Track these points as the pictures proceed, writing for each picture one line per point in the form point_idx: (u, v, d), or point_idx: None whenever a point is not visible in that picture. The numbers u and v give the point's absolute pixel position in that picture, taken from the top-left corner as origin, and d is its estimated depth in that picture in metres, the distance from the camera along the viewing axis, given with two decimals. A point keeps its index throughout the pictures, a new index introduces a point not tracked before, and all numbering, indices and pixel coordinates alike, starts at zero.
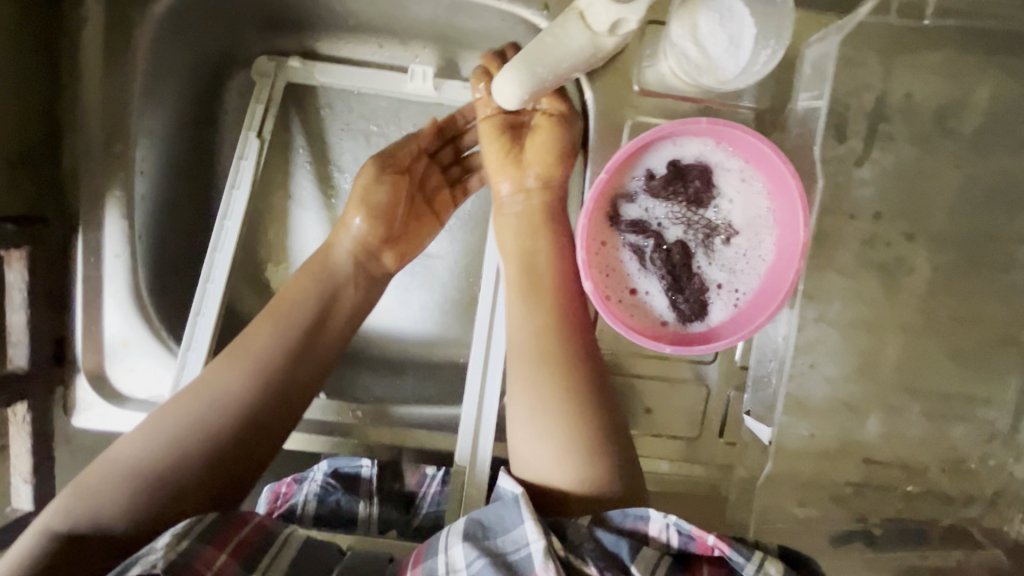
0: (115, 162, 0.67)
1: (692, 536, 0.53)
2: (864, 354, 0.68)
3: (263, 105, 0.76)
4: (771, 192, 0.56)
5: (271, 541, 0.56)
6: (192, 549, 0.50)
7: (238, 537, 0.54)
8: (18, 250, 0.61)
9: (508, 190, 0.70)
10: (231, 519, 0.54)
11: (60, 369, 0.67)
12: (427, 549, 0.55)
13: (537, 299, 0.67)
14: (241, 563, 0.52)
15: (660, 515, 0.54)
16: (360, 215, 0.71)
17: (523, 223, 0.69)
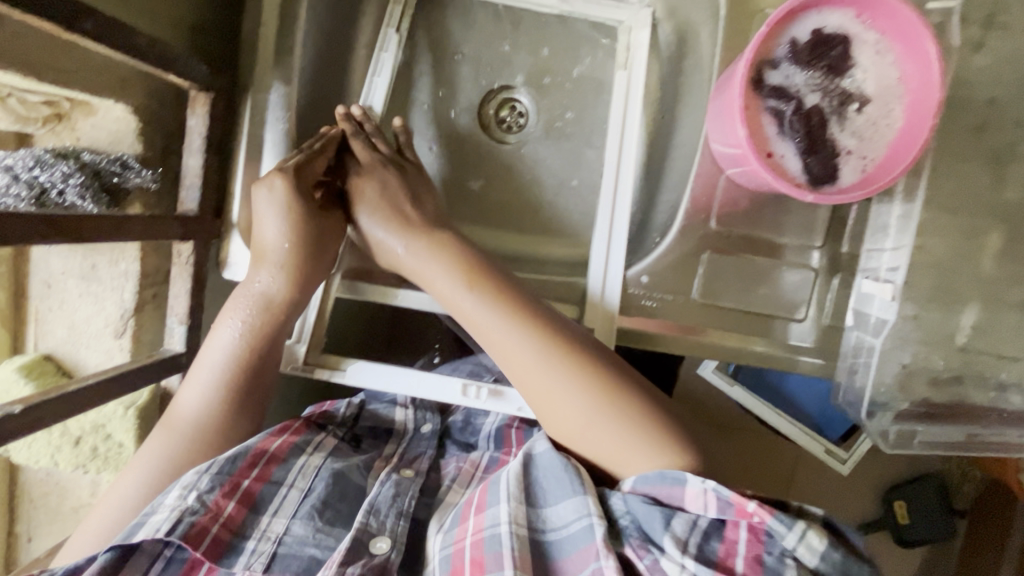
0: (285, 32, 0.72)
1: (730, 502, 0.54)
2: (970, 241, 0.73)
3: (401, 6, 0.82)
4: (903, 61, 0.62)
5: (282, 479, 0.64)
6: (202, 498, 0.59)
7: (247, 481, 0.62)
8: (206, 95, 0.65)
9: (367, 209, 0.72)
10: (244, 458, 0.63)
11: (219, 222, 0.72)
12: (487, 491, 0.62)
13: (515, 317, 0.66)
14: (250, 506, 0.61)
15: (698, 479, 0.56)
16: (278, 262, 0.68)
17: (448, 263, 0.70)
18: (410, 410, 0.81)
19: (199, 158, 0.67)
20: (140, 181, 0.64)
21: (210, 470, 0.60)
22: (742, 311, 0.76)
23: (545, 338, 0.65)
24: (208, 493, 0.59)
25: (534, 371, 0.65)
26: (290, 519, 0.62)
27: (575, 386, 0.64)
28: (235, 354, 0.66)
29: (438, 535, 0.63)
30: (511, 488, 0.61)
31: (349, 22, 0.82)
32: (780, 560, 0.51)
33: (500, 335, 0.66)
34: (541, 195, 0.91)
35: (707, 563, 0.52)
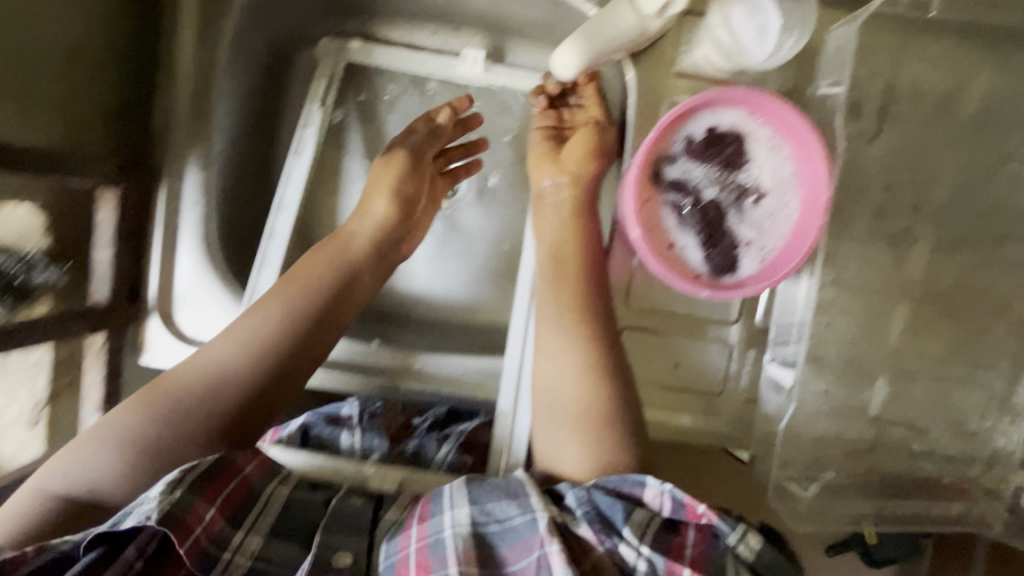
0: (200, 119, 0.73)
1: (683, 504, 0.58)
2: (875, 317, 0.75)
3: (325, 81, 0.83)
4: (797, 158, 0.64)
5: (256, 498, 0.62)
6: (185, 500, 0.56)
7: (225, 493, 0.59)
8: (110, 189, 0.67)
9: (549, 183, 0.78)
10: (219, 474, 0.60)
11: (135, 307, 0.72)
12: (432, 500, 0.62)
13: (562, 284, 0.74)
14: (228, 518, 0.59)
15: (656, 482, 0.60)
16: (383, 201, 0.78)
17: (560, 218, 0.77)
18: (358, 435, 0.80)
19: (110, 251, 0.68)
20: (45, 278, 0.65)
21: (191, 474, 0.58)
22: (660, 383, 0.78)
23: (590, 307, 0.72)
24: (190, 496, 0.57)
25: (576, 323, 0.71)
26: (267, 538, 0.61)
27: (581, 355, 0.71)
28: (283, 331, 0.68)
29: (386, 539, 0.62)
30: (457, 499, 0.61)
31: (274, 95, 0.82)
32: (722, 555, 0.56)
33: (548, 289, 0.74)
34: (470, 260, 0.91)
35: (661, 552, 0.56)
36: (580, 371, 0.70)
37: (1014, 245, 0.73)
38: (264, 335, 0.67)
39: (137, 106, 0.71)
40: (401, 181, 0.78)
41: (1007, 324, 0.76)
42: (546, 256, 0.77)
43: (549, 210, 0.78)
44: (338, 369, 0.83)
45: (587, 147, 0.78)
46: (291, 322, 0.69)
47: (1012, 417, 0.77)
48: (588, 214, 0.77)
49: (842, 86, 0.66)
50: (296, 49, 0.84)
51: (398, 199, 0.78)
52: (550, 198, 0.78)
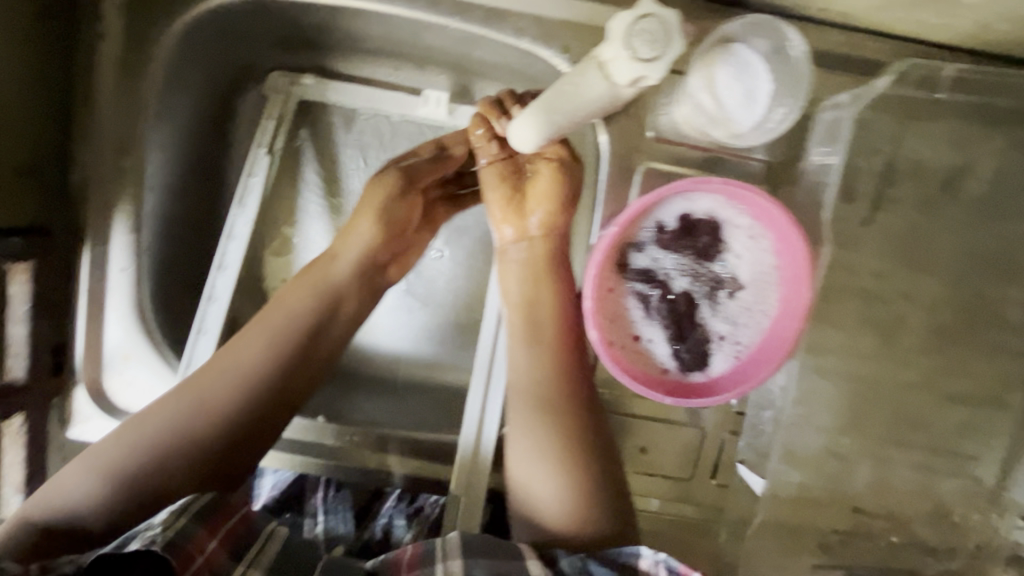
0: (123, 175, 0.66)
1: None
2: (859, 406, 0.69)
3: (274, 121, 0.76)
4: (777, 250, 0.57)
5: (259, 533, 0.56)
6: (187, 528, 0.50)
7: (230, 524, 0.54)
8: (24, 263, 0.61)
9: (510, 236, 0.69)
10: (224, 505, 0.55)
11: (59, 380, 0.67)
12: (421, 552, 0.56)
13: (539, 347, 0.66)
14: (228, 553, 0.52)
15: (651, 550, 0.54)
16: (370, 224, 0.68)
17: (526, 270, 0.68)
18: (322, 519, 0.74)
19: (24, 327, 0.62)
20: None
21: (198, 504, 0.53)
22: (625, 470, 0.73)
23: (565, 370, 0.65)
24: (192, 525, 0.51)
25: (537, 401, 0.63)
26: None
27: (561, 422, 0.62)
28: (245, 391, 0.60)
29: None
30: (448, 552, 0.55)
31: (215, 138, 0.75)
32: None
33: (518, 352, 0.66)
34: (433, 316, 0.82)
35: None
36: (543, 445, 0.61)
37: (1015, 334, 0.67)
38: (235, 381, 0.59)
39: (46, 167, 0.63)
40: (395, 207, 0.68)
41: (1005, 416, 0.69)
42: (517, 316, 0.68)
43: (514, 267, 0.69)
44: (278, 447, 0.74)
45: (547, 203, 0.67)
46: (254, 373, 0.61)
47: (1001, 513, 0.71)
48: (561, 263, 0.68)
49: (841, 155, 0.61)
50: (242, 87, 0.76)
51: (388, 224, 0.68)
52: (513, 254, 0.69)
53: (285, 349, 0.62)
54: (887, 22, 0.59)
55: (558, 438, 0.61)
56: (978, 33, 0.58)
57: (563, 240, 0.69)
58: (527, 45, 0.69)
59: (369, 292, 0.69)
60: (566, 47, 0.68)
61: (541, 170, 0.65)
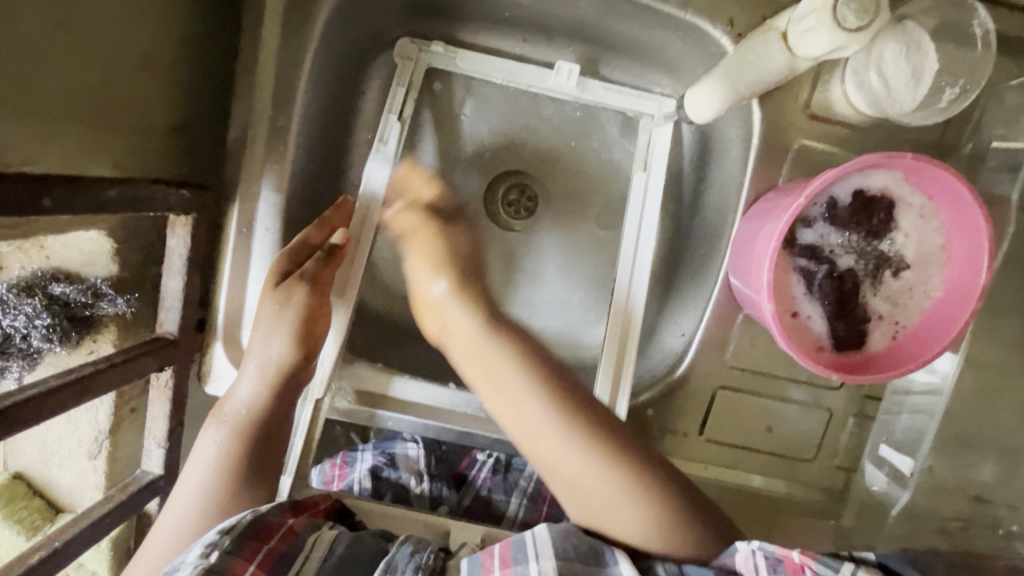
0: (276, 134, 0.66)
1: (779, 558, 0.49)
2: (989, 393, 0.70)
3: (404, 88, 0.74)
4: (950, 229, 0.57)
5: (301, 547, 0.53)
6: (221, 563, 0.49)
7: (268, 545, 0.52)
8: (186, 216, 0.60)
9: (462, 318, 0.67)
10: (262, 528, 0.53)
11: (202, 336, 0.67)
12: (512, 543, 0.53)
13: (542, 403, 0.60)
14: (272, 572, 0.50)
15: (745, 540, 0.51)
16: (281, 343, 0.63)
17: (471, 312, 0.67)
18: (425, 482, 0.77)
19: (180, 281, 0.62)
20: (113, 310, 0.60)
21: (230, 535, 0.51)
22: (749, 445, 0.74)
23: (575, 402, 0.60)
24: (224, 556, 0.49)
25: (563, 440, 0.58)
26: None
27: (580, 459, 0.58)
28: (243, 439, 0.61)
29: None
30: (543, 547, 0.52)
31: (345, 105, 0.75)
32: None
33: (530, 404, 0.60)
34: (546, 291, 0.84)
35: None
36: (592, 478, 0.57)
37: None
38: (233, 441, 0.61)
39: (202, 116, 0.64)
40: (287, 310, 0.63)
41: None
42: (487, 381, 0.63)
43: (464, 307, 0.67)
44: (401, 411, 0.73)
45: (428, 262, 0.71)
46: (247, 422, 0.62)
47: None
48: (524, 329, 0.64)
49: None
50: (373, 53, 0.76)
51: (296, 331, 0.64)
52: (462, 302, 0.67)
53: (257, 413, 0.62)
54: None
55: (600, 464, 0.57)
56: None
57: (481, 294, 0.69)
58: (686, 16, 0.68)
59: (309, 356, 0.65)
60: (730, 20, 0.67)
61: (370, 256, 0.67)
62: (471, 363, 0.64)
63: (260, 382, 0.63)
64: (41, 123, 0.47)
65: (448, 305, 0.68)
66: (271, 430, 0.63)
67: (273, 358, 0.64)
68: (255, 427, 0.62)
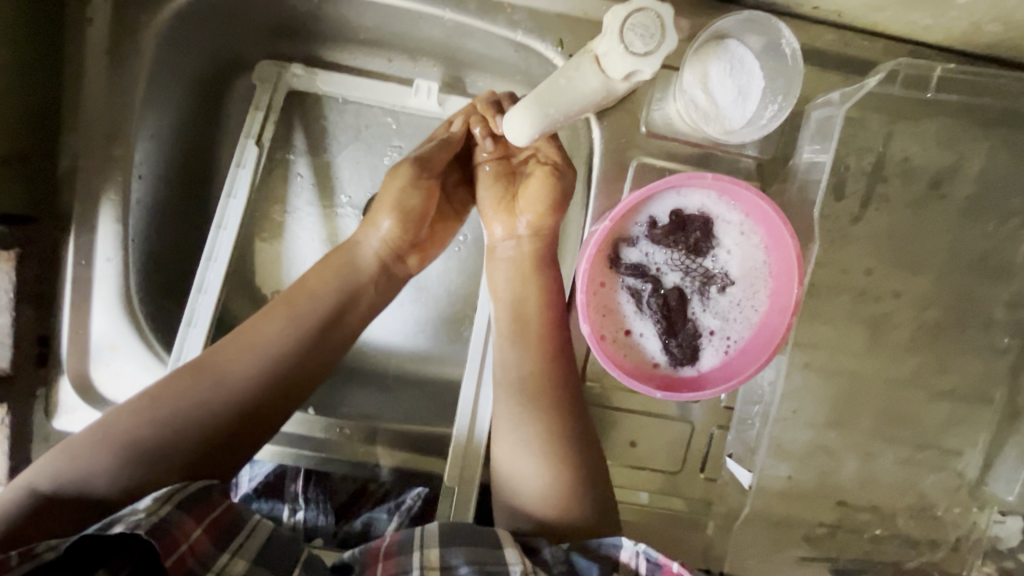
0: (112, 163, 0.66)
1: (659, 564, 0.52)
2: (842, 401, 0.70)
3: (262, 112, 0.74)
4: (768, 246, 0.58)
5: (242, 523, 0.53)
6: (172, 516, 0.48)
7: (212, 515, 0.52)
8: (8, 251, 0.60)
9: (501, 234, 0.68)
10: (206, 496, 0.52)
11: (45, 370, 0.66)
12: (400, 538, 0.55)
13: (525, 342, 0.65)
14: (213, 543, 0.51)
15: (630, 541, 0.54)
16: (390, 219, 0.65)
17: (515, 269, 0.67)
18: (301, 509, 0.75)
19: (8, 316, 0.61)
20: None
21: (181, 493, 0.50)
22: (612, 461, 0.74)
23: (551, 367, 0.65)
24: (178, 512, 0.49)
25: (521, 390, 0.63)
26: (251, 565, 0.51)
27: (530, 414, 0.62)
28: (257, 383, 0.59)
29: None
30: (427, 538, 0.55)
31: (201, 130, 0.73)
32: None
33: (506, 351, 0.66)
34: (424, 309, 0.82)
35: None
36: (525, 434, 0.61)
37: (996, 334, 0.68)
38: (236, 384, 0.58)
39: (40, 148, 0.62)
40: (409, 195, 0.65)
41: (986, 413, 0.71)
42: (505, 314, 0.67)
43: (505, 266, 0.68)
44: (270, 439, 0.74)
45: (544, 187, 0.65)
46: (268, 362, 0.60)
47: (980, 505, 0.73)
48: (546, 262, 0.67)
49: (829, 153, 0.62)
50: (229, 75, 0.74)
51: (408, 219, 0.66)
52: (502, 252, 0.68)
53: (318, 315, 0.63)
54: (877, 22, 0.60)
55: (544, 426, 0.62)
56: (967, 34, 0.59)
57: (552, 239, 0.69)
58: (523, 38, 0.70)
59: (384, 286, 0.67)
60: (559, 40, 0.69)
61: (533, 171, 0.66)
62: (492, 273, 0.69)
63: (319, 303, 0.63)
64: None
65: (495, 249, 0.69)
66: (272, 394, 0.60)
67: (383, 233, 0.66)
68: (256, 391, 0.59)
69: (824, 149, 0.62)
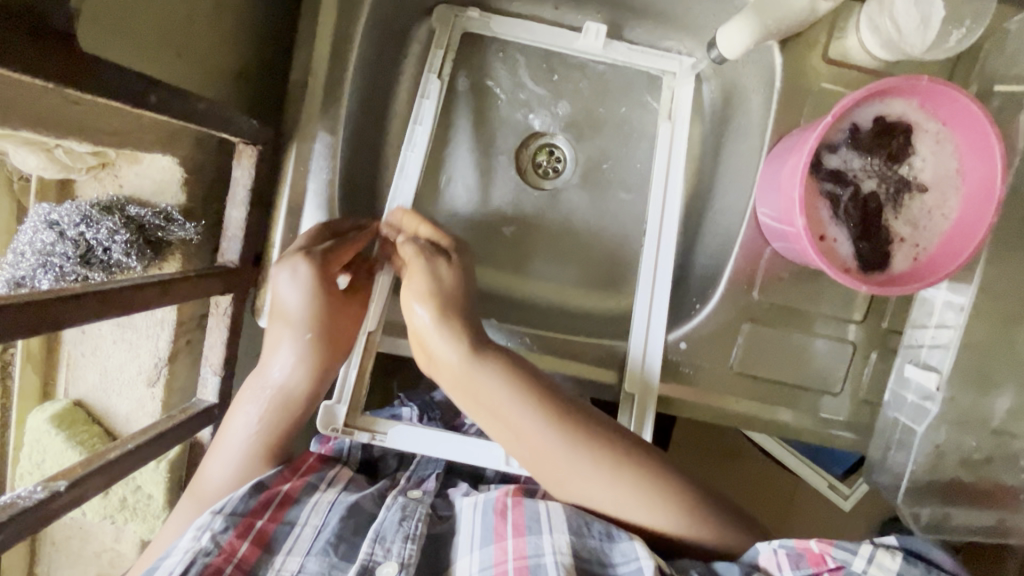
0: (333, 81, 0.70)
1: (801, 553, 0.55)
2: (1006, 327, 0.73)
3: (442, 50, 0.80)
4: (964, 153, 0.61)
5: (298, 518, 0.60)
6: (220, 536, 0.56)
7: (262, 522, 0.59)
8: (252, 147, 0.64)
9: (441, 356, 0.62)
10: (257, 501, 0.60)
11: (258, 270, 0.70)
12: (525, 518, 0.59)
13: (554, 450, 0.60)
14: (264, 547, 0.58)
15: (766, 542, 0.57)
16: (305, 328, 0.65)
17: (493, 384, 0.60)
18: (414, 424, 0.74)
19: (243, 211, 0.65)
20: (182, 235, 0.63)
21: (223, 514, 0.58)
22: (773, 380, 0.77)
23: (589, 442, 0.60)
24: (221, 534, 0.56)
25: (581, 476, 0.60)
26: (304, 559, 0.57)
27: (600, 479, 0.60)
28: (275, 421, 0.64)
29: (465, 557, 0.59)
30: (555, 523, 0.59)
31: (390, 66, 0.80)
32: None
33: (554, 460, 0.61)
34: None
35: None
36: (613, 499, 0.60)
37: None
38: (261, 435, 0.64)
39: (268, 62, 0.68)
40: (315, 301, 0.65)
41: None
42: (511, 437, 0.62)
43: (437, 341, 0.62)
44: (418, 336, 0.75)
45: (424, 295, 0.62)
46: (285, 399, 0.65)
47: None
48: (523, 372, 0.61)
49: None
50: (418, 18, 0.82)
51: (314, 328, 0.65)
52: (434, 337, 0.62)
53: (289, 392, 0.65)
54: None
55: (621, 483, 0.60)
56: None
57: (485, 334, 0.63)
58: None
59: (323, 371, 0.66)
60: None
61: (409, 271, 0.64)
62: (475, 407, 0.62)
63: (276, 382, 0.65)
64: (137, 35, 0.50)
65: (465, 373, 0.61)
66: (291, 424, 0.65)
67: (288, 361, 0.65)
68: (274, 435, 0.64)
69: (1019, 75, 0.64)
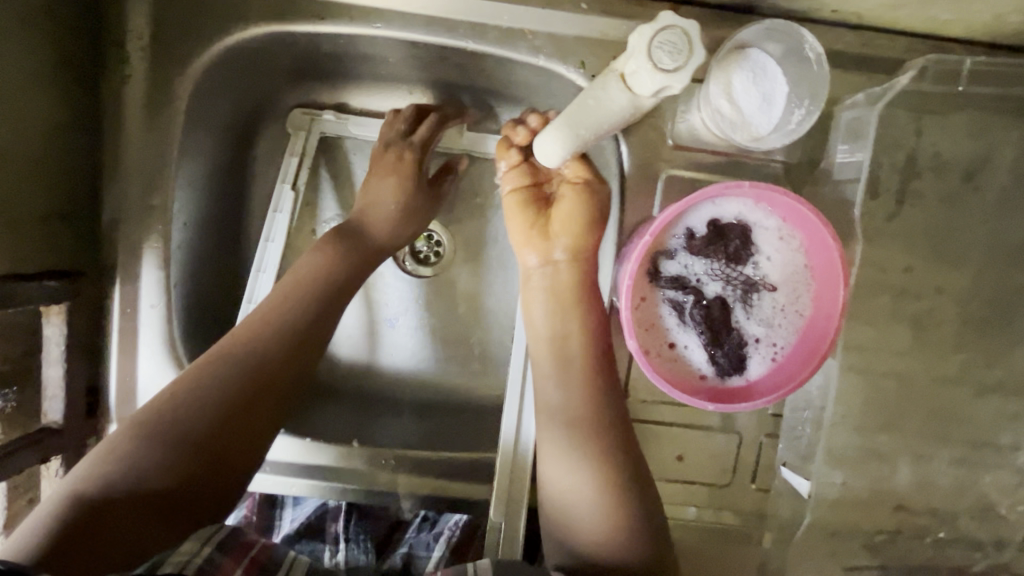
0: (153, 213, 0.67)
1: None
2: (892, 403, 0.68)
3: (297, 157, 0.74)
4: (809, 250, 0.58)
5: (281, 559, 0.54)
6: (213, 559, 0.48)
7: (253, 552, 0.52)
8: (58, 305, 0.63)
9: (535, 262, 0.65)
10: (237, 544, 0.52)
11: (94, 420, 0.67)
12: None
13: (567, 377, 0.62)
14: None
15: None
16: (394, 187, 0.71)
17: (552, 298, 0.64)
18: (342, 548, 0.73)
19: (60, 369, 0.64)
20: None
21: (217, 537, 0.50)
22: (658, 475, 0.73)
23: (589, 387, 0.61)
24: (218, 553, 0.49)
25: (556, 419, 0.61)
26: None
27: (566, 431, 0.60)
28: (321, 290, 0.63)
29: None
30: None
31: (237, 174, 0.75)
32: None
33: (549, 388, 0.62)
34: (450, 334, 0.81)
35: None
36: (564, 439, 0.59)
37: None
38: (280, 328, 0.60)
39: (82, 207, 0.65)
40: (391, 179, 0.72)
41: None
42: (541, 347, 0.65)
43: (545, 292, 0.65)
44: (301, 473, 0.72)
45: (576, 210, 0.63)
46: (291, 323, 0.60)
47: None
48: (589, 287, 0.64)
49: (863, 153, 0.63)
50: (263, 119, 0.75)
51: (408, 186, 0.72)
52: (538, 280, 0.65)
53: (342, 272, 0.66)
54: (901, 20, 0.61)
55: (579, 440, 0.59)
56: (992, 28, 0.61)
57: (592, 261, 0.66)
58: (545, 62, 0.66)
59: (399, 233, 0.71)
60: (581, 62, 0.66)
61: (564, 192, 0.64)
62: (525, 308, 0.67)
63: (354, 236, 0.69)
64: None
65: (534, 273, 0.65)
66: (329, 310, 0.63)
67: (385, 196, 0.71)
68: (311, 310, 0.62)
69: (856, 150, 0.64)
